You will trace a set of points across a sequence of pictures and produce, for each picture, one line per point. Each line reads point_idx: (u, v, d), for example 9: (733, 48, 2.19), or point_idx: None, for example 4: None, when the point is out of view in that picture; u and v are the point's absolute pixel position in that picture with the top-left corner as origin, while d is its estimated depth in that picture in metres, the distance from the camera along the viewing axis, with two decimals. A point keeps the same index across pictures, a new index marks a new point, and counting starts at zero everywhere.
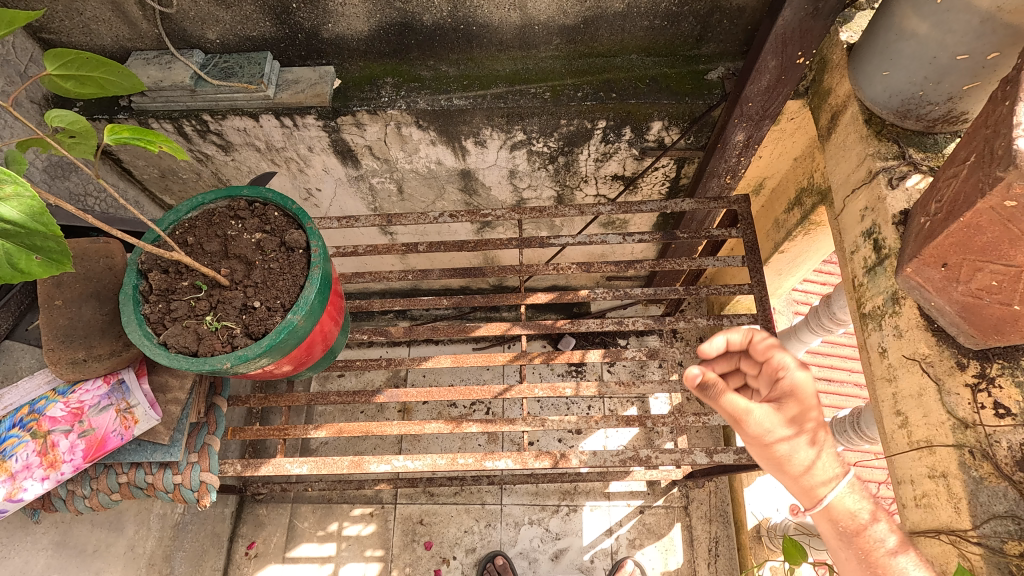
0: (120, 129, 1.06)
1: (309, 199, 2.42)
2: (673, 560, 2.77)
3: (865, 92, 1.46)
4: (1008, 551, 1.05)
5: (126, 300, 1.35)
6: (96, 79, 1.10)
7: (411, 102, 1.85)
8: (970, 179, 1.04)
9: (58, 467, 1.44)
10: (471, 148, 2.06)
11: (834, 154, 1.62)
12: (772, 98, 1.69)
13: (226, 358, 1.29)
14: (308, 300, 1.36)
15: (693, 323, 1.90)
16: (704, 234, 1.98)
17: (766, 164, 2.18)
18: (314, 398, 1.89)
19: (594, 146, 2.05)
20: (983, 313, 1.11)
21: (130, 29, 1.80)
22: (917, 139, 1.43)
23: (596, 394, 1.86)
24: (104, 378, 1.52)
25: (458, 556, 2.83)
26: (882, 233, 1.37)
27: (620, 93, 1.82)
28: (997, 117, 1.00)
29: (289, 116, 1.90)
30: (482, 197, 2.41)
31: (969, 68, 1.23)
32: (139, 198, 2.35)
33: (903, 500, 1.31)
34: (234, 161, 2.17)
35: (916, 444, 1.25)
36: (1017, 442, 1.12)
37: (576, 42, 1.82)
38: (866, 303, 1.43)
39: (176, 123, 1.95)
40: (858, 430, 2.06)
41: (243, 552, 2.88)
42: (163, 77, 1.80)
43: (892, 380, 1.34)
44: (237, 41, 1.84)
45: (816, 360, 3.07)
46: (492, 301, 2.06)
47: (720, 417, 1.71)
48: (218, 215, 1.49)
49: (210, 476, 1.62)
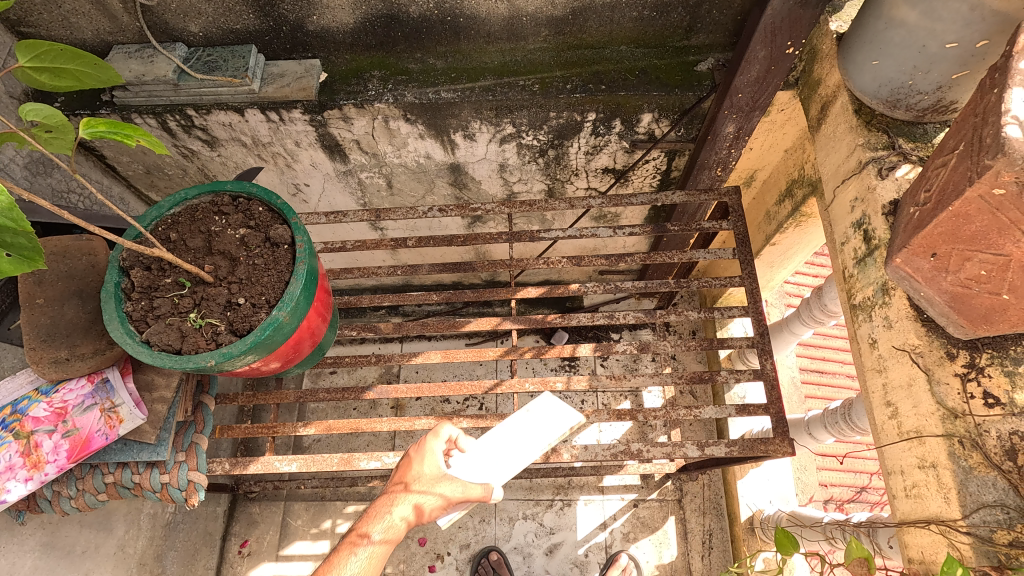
0: (97, 124, 1.03)
1: (297, 194, 2.40)
2: (667, 553, 2.78)
3: (855, 82, 1.45)
4: (998, 540, 1.05)
5: (107, 298, 1.32)
6: (73, 72, 1.07)
7: (398, 96, 1.83)
8: (959, 168, 1.04)
9: (41, 467, 1.44)
10: (460, 141, 2.04)
11: (825, 144, 1.61)
12: (762, 88, 1.68)
13: (210, 356, 1.28)
14: (294, 295, 1.35)
15: (684, 316, 1.89)
16: (695, 226, 1.97)
17: (757, 155, 2.18)
18: (303, 395, 1.87)
19: (584, 139, 2.04)
20: (972, 303, 1.10)
21: (111, 22, 1.76)
22: (906, 129, 1.43)
23: (588, 388, 1.86)
24: (89, 377, 1.50)
25: (452, 552, 2.82)
26: (872, 223, 1.37)
27: (610, 84, 1.80)
28: (986, 105, 1.00)
29: (275, 111, 1.87)
30: (472, 191, 2.39)
31: (958, 57, 1.22)
32: (124, 195, 2.32)
33: (893, 491, 1.31)
34: (220, 156, 2.14)
35: (906, 434, 1.25)
36: (1007, 431, 1.12)
37: (565, 34, 1.80)
38: (857, 294, 1.43)
39: (160, 118, 1.92)
40: (850, 422, 2.06)
41: (237, 551, 2.87)
42: (145, 71, 1.77)
43: (882, 371, 1.33)
44: (220, 34, 1.81)
45: (808, 352, 3.07)
46: (483, 296, 2.04)
47: (711, 410, 1.70)
48: (201, 210, 1.47)
49: (198, 475, 1.60)
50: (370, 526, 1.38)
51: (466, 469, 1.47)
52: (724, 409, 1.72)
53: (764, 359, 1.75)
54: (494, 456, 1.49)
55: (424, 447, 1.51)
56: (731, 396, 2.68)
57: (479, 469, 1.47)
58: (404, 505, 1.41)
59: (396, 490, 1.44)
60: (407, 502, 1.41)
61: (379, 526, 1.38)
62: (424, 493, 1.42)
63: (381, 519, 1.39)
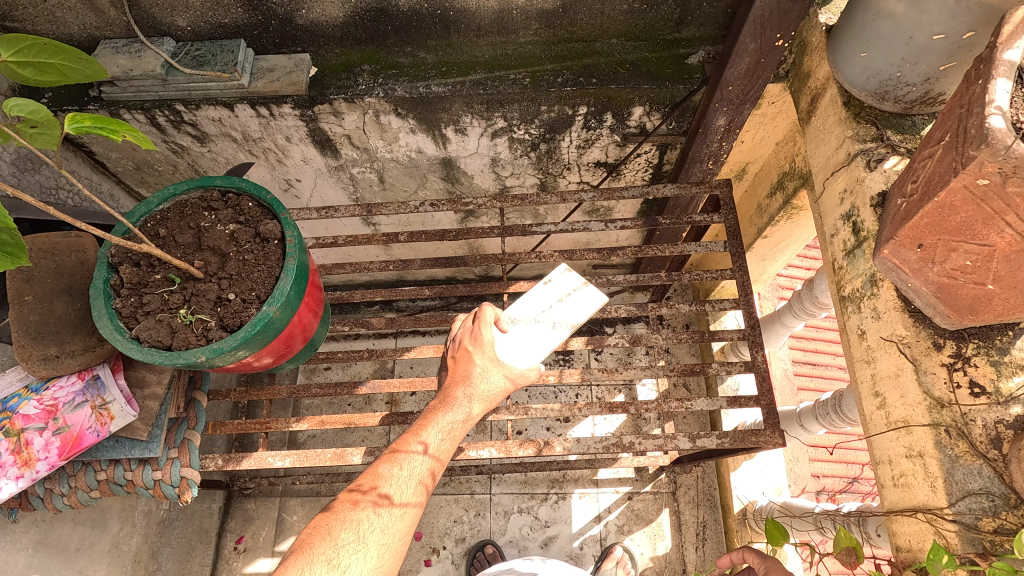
0: (83, 118, 1.02)
1: (289, 189, 2.39)
2: (661, 545, 2.80)
3: (844, 74, 1.46)
4: (983, 527, 1.07)
5: (96, 294, 1.32)
6: (57, 66, 1.05)
7: (388, 90, 1.82)
8: (944, 159, 1.04)
9: (32, 465, 1.43)
10: (451, 136, 2.04)
11: (814, 136, 1.61)
12: (752, 81, 1.68)
13: (201, 352, 1.28)
14: (284, 291, 1.34)
15: (676, 309, 1.90)
16: (686, 220, 1.98)
17: (749, 148, 2.18)
18: (296, 391, 1.86)
19: (575, 133, 2.04)
20: (958, 293, 1.12)
21: (97, 16, 1.75)
22: (895, 121, 1.44)
23: (580, 381, 1.86)
24: (79, 374, 1.50)
25: (447, 546, 2.83)
26: (861, 215, 1.38)
27: (601, 78, 1.80)
28: (971, 96, 1.00)
29: (265, 106, 1.86)
30: (464, 186, 2.39)
31: (945, 48, 1.23)
32: (114, 191, 2.31)
33: (881, 480, 1.32)
34: (211, 152, 2.13)
35: (894, 424, 1.26)
36: (992, 420, 1.14)
37: (555, 27, 1.80)
38: (846, 285, 1.44)
39: (148, 113, 1.91)
40: (841, 414, 2.08)
41: (232, 547, 2.87)
42: (132, 66, 1.76)
43: (870, 361, 1.34)
44: (208, 28, 1.80)
45: (801, 345, 3.09)
46: (475, 290, 2.04)
47: (703, 402, 1.71)
48: (190, 206, 1.46)
49: (191, 472, 1.60)
50: (444, 415, 1.42)
51: (513, 351, 1.50)
52: (716, 401, 1.73)
53: (755, 351, 1.76)
54: (533, 341, 1.51)
55: (483, 336, 1.50)
56: (724, 388, 2.69)
57: (522, 354, 1.50)
58: (477, 398, 1.45)
59: (466, 381, 1.46)
60: (478, 399, 1.45)
61: (453, 416, 1.42)
62: (495, 387, 1.47)
63: (455, 409, 1.42)
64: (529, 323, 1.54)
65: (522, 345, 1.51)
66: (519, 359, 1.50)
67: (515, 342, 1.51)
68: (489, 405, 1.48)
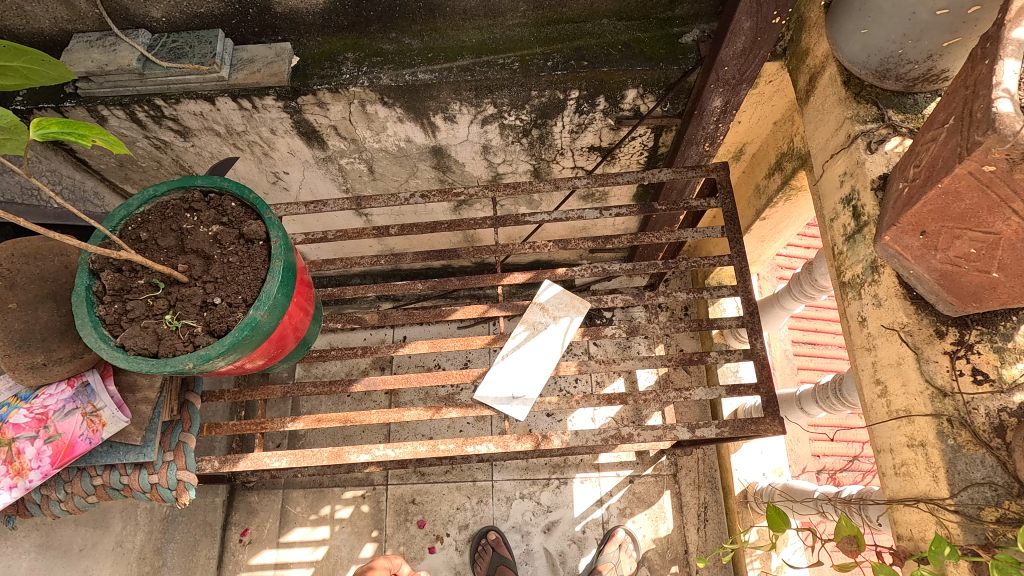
0: (49, 124, 0.98)
1: (277, 182, 2.34)
2: (663, 526, 2.81)
3: (843, 52, 1.40)
4: (985, 518, 1.05)
5: (78, 302, 1.29)
6: (19, 69, 0.98)
7: (374, 79, 1.76)
8: (949, 143, 1.00)
9: (25, 474, 1.41)
10: (441, 124, 1.99)
11: (813, 117, 1.56)
12: (748, 61, 1.60)
13: (187, 359, 1.26)
14: (271, 293, 1.32)
15: (674, 297, 1.86)
16: (683, 205, 1.92)
17: (746, 128, 2.12)
18: (290, 390, 1.83)
19: (568, 117, 1.98)
20: (962, 280, 1.09)
21: (67, 10, 1.68)
22: (896, 100, 1.39)
23: (577, 373, 1.83)
24: (68, 381, 1.47)
25: (451, 533, 2.85)
26: (861, 200, 1.34)
27: (593, 60, 1.74)
28: (977, 76, 0.96)
29: (247, 98, 1.80)
30: (456, 173, 2.34)
31: (950, 24, 1.17)
32: (98, 189, 2.26)
33: (883, 468, 1.30)
34: (195, 147, 2.08)
35: (895, 413, 1.24)
36: (995, 408, 1.12)
37: (543, 8, 1.74)
38: (846, 271, 1.40)
39: (128, 109, 1.85)
40: (841, 397, 2.07)
41: (238, 539, 2.88)
42: (107, 60, 1.69)
43: (871, 349, 1.32)
44: (184, 18, 1.74)
45: (801, 325, 3.10)
46: (468, 283, 1.99)
47: (702, 392, 1.70)
48: (171, 208, 1.43)
49: (187, 474, 1.58)
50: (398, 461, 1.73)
51: (495, 386, 1.83)
52: (714, 390, 1.71)
53: (754, 337, 1.74)
54: (520, 372, 1.87)
55: (420, 450, 1.71)
56: (726, 372, 2.74)
57: (501, 385, 1.83)
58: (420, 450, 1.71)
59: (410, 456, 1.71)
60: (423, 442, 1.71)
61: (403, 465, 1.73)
62: (422, 446, 1.71)
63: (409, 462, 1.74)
64: (518, 359, 1.89)
65: (505, 379, 1.84)
66: (495, 396, 1.82)
67: (500, 377, 1.84)
68: (417, 453, 1.70)
